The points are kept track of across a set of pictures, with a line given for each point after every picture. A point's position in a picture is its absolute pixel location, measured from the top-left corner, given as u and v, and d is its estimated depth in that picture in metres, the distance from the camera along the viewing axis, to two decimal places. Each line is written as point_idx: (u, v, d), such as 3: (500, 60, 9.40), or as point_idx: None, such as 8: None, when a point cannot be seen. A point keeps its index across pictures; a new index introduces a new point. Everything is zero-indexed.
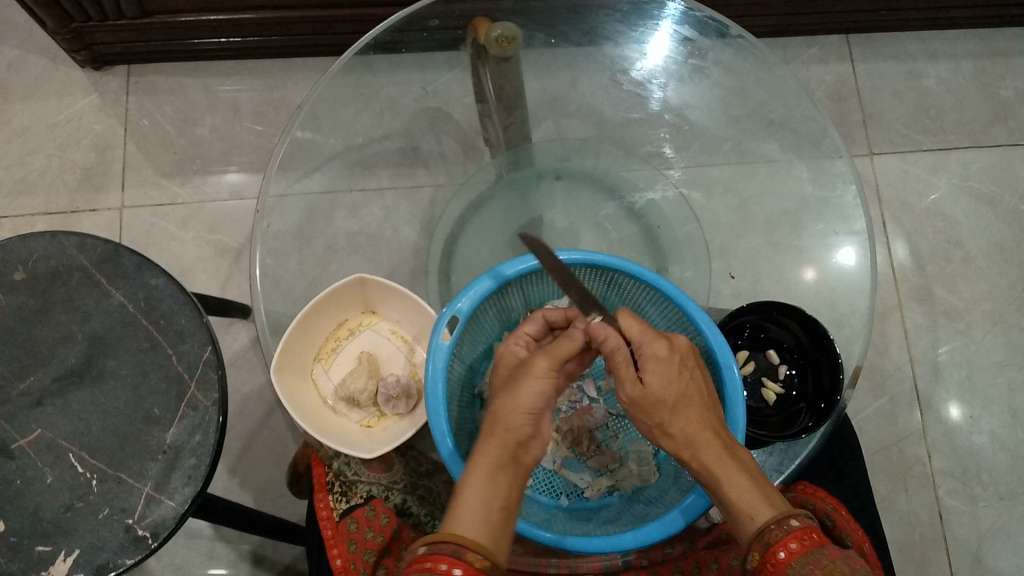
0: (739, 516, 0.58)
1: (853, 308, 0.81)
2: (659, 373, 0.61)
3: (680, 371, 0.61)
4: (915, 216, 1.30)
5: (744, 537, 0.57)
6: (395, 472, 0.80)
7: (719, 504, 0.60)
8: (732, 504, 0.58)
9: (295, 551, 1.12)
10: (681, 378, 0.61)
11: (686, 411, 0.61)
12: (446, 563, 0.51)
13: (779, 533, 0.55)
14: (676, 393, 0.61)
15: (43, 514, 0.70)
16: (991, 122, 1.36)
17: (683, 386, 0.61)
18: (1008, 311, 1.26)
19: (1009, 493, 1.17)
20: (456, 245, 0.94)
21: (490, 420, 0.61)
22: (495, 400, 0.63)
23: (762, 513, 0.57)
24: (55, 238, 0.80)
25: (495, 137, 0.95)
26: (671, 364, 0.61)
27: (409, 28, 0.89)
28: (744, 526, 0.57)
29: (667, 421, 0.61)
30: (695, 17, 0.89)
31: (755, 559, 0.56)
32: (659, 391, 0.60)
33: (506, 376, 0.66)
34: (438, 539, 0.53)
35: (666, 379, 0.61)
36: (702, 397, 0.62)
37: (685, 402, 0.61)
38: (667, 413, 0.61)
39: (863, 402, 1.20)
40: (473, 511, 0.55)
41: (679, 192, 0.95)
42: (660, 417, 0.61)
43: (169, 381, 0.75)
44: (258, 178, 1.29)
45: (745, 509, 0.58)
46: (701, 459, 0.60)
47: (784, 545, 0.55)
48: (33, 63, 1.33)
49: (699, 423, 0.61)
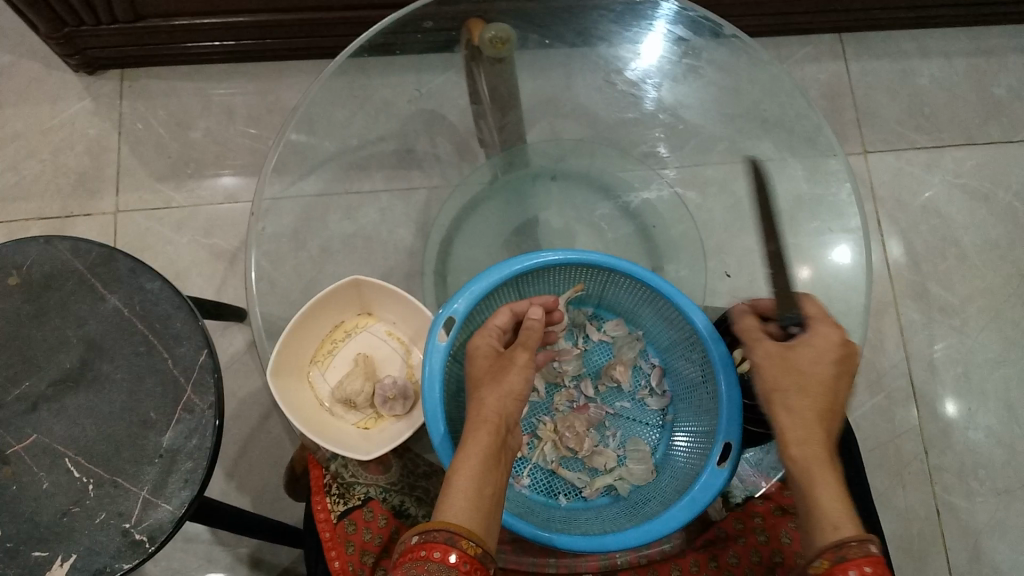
0: (822, 522, 0.58)
1: (850, 305, 0.81)
2: (810, 350, 0.65)
3: (826, 363, 0.64)
4: (909, 213, 1.31)
5: (818, 544, 0.57)
6: (393, 474, 0.78)
7: (803, 503, 0.60)
8: (819, 509, 0.58)
9: (294, 554, 1.12)
10: (830, 369, 0.64)
11: (813, 397, 0.63)
12: (439, 550, 0.52)
13: (858, 552, 0.54)
14: (817, 373, 0.64)
15: (40, 520, 0.70)
16: (984, 119, 1.37)
17: (826, 375, 0.64)
18: (1003, 307, 1.26)
19: (1006, 488, 1.17)
20: (452, 247, 0.94)
21: (478, 412, 0.62)
22: (482, 393, 0.64)
23: (844, 526, 0.57)
24: (49, 243, 0.79)
25: (490, 138, 0.95)
26: (826, 354, 0.65)
27: (402, 30, 0.89)
28: (823, 534, 0.57)
29: (791, 399, 0.63)
30: (689, 17, 0.90)
31: (822, 567, 0.55)
32: (803, 364, 0.64)
33: (484, 369, 0.66)
34: (431, 527, 0.53)
35: (817, 359, 0.64)
36: (834, 408, 0.64)
37: (813, 390, 0.63)
38: (795, 396, 0.63)
39: (860, 399, 1.20)
40: (467, 498, 0.56)
41: (674, 192, 0.97)
42: (788, 385, 0.64)
43: (165, 385, 0.75)
44: (252, 181, 1.29)
45: (833, 519, 0.57)
46: (807, 451, 0.61)
47: (859, 565, 0.53)
48: (25, 68, 1.32)
49: (816, 422, 0.63)
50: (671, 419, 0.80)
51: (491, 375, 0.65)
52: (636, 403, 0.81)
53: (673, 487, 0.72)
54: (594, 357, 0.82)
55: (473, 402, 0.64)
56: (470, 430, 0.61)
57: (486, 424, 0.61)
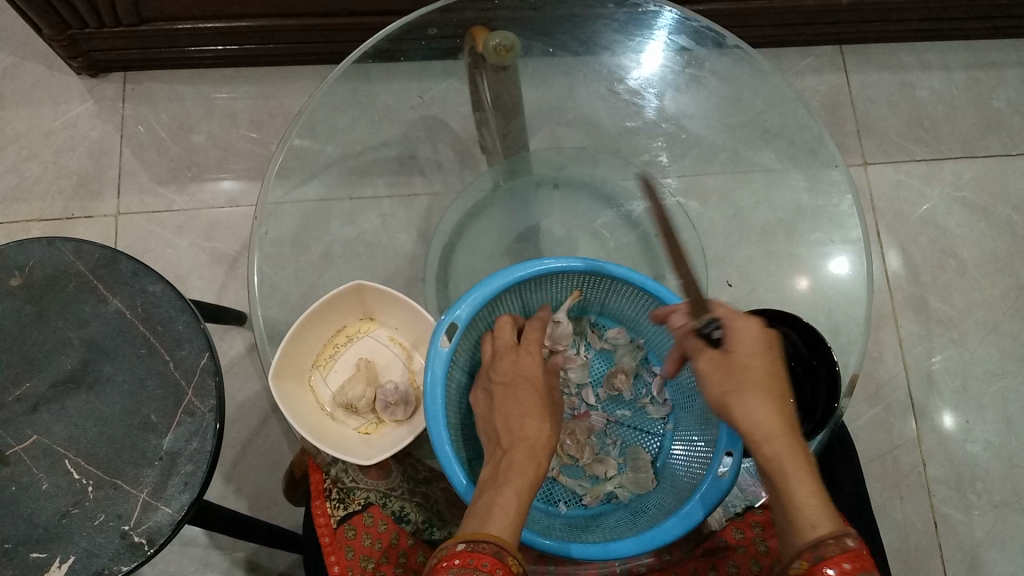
0: (799, 522, 0.56)
1: (850, 316, 0.81)
2: (745, 345, 0.63)
3: (767, 354, 0.64)
4: (908, 225, 1.32)
5: (795, 546, 0.55)
6: (392, 479, 0.77)
7: (779, 507, 0.59)
8: (793, 508, 0.57)
9: (290, 559, 1.11)
10: (766, 359, 0.63)
11: (761, 390, 0.61)
12: (489, 562, 0.53)
13: (835, 549, 0.53)
14: (753, 368, 0.62)
15: (38, 521, 0.70)
16: (983, 133, 1.38)
17: (766, 365, 0.63)
18: (1002, 319, 1.27)
19: (1004, 502, 1.17)
20: (454, 254, 0.95)
21: (529, 437, 0.64)
22: (535, 422, 0.65)
23: (822, 523, 0.55)
24: (52, 244, 0.79)
25: (492, 145, 0.96)
26: (766, 345, 0.64)
27: (407, 37, 0.90)
28: (800, 534, 0.55)
29: (740, 396, 0.62)
30: (691, 27, 0.91)
31: (802, 569, 0.53)
32: (743, 359, 0.63)
33: (535, 398, 0.67)
34: (481, 538, 0.54)
35: (752, 350, 0.63)
36: (786, 393, 0.63)
37: (762, 380, 0.62)
38: (748, 389, 0.62)
39: (858, 410, 1.21)
40: (516, 518, 0.58)
41: (677, 201, 0.96)
42: (737, 384, 0.62)
43: (166, 388, 0.75)
44: (254, 186, 1.29)
45: (809, 517, 0.56)
46: (769, 450, 0.59)
47: (837, 563, 0.52)
48: (28, 69, 1.33)
49: (777, 414, 0.61)
50: (672, 428, 0.80)
51: (543, 408, 0.67)
52: (637, 411, 0.82)
53: (672, 497, 0.72)
54: (597, 366, 0.83)
55: (528, 426, 0.65)
56: (521, 453, 0.63)
57: (541, 453, 0.64)
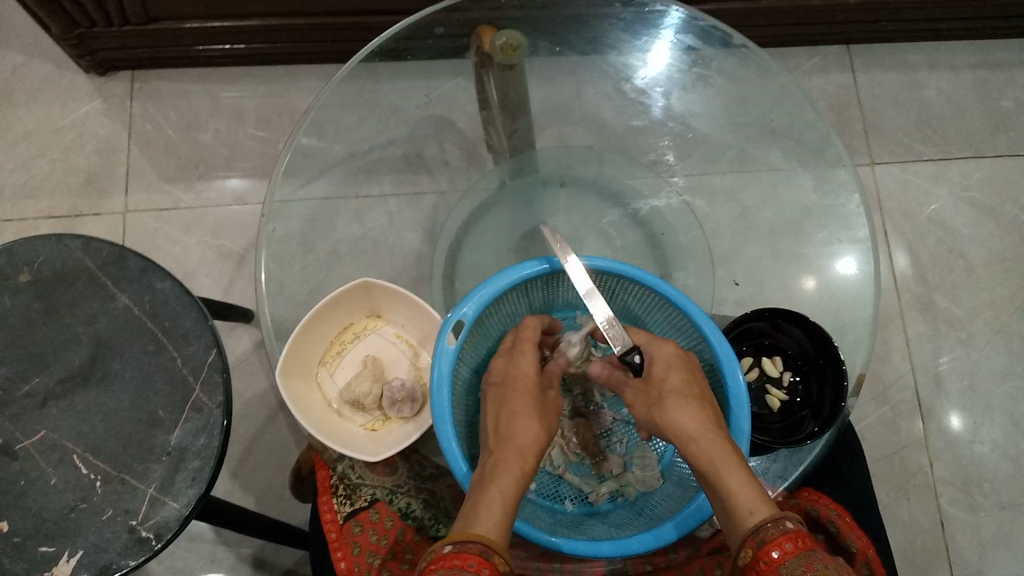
0: (736, 512, 0.57)
1: (857, 315, 0.81)
2: (660, 363, 0.66)
3: (682, 365, 0.66)
4: (916, 225, 1.31)
5: (738, 535, 0.56)
6: (400, 475, 0.79)
7: (717, 504, 0.59)
8: (729, 501, 0.58)
9: (297, 556, 1.12)
10: (683, 371, 0.65)
11: (682, 400, 0.63)
12: (474, 561, 0.53)
13: (774, 531, 0.54)
14: (670, 382, 0.64)
15: (47, 516, 0.70)
16: (992, 132, 1.37)
17: (683, 377, 0.65)
18: (1009, 320, 1.26)
19: (1011, 502, 1.17)
20: (460, 253, 0.94)
21: (517, 437, 0.64)
22: (522, 421, 0.65)
23: (758, 509, 0.56)
24: (60, 241, 0.80)
25: (499, 144, 0.96)
26: (679, 357, 0.66)
27: (415, 36, 0.90)
28: (741, 522, 0.56)
29: (663, 409, 0.63)
30: (699, 26, 0.91)
31: (748, 556, 0.54)
32: (659, 376, 0.65)
33: (529, 397, 0.67)
34: (465, 538, 0.54)
35: (668, 367, 0.66)
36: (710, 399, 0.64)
37: (682, 390, 0.64)
38: (668, 398, 0.64)
39: (865, 410, 1.20)
40: (501, 516, 0.58)
41: (683, 200, 0.95)
42: (658, 397, 0.64)
43: (174, 384, 0.75)
44: (262, 184, 1.29)
45: (745, 505, 0.57)
46: (695, 455, 0.61)
47: (779, 544, 0.53)
48: (37, 68, 1.33)
49: (700, 417, 0.62)
50: None
51: (536, 407, 0.66)
52: None
53: (677, 496, 0.72)
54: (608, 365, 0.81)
55: (517, 425, 0.64)
56: (504, 453, 0.63)
57: (529, 451, 0.63)
